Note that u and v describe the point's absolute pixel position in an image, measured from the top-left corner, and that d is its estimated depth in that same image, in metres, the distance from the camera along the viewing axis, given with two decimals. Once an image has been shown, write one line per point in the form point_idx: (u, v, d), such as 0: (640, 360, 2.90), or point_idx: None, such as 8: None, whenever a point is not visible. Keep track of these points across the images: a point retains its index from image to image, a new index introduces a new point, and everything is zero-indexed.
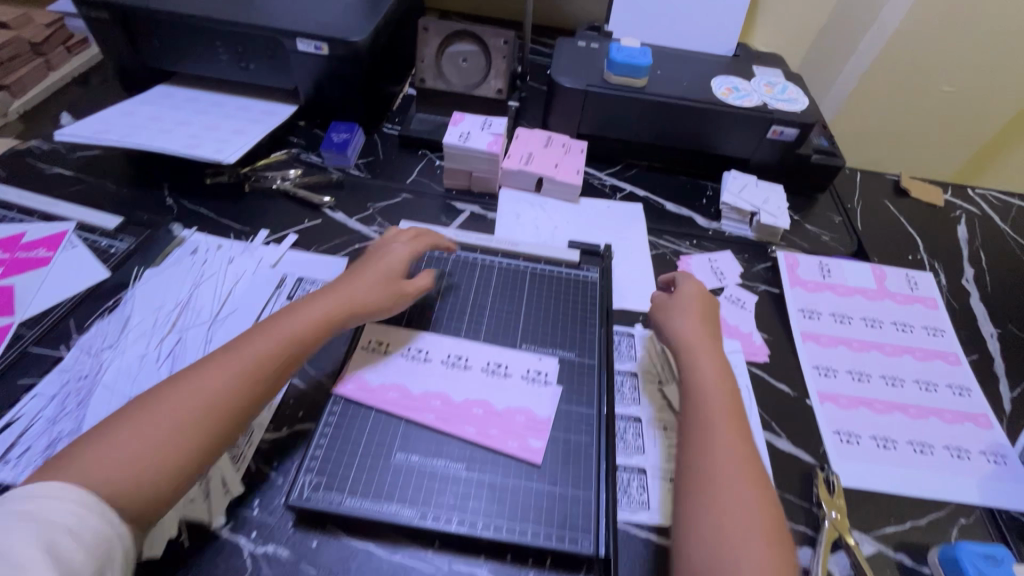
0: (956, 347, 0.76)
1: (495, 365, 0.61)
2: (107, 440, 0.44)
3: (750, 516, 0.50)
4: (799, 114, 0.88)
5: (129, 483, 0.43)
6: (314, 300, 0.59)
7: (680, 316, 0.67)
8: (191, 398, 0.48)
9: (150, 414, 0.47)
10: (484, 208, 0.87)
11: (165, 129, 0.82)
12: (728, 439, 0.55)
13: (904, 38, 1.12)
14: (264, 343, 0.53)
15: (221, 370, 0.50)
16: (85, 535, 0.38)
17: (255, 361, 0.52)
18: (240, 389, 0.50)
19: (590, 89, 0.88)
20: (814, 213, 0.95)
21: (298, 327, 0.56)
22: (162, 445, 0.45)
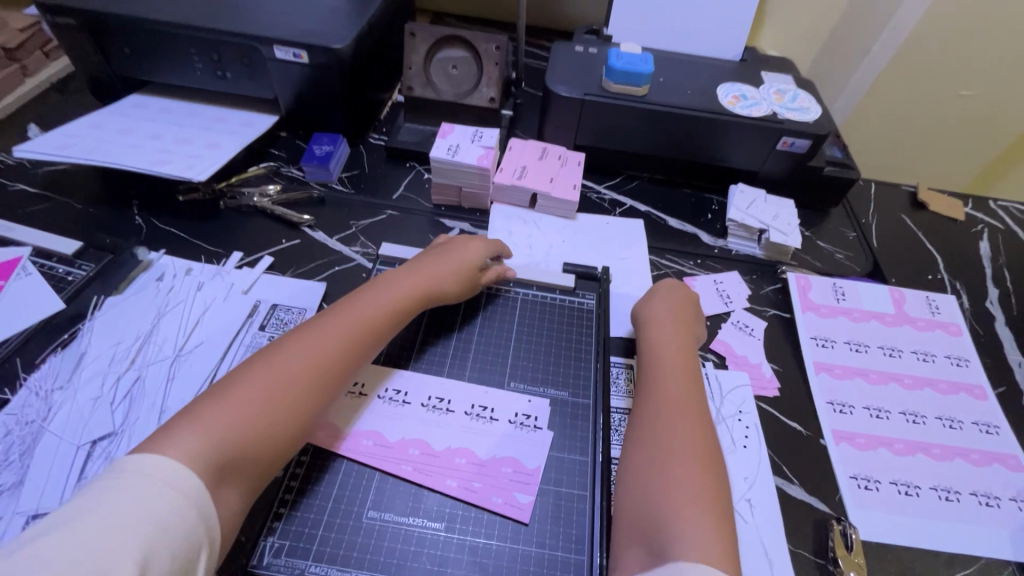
0: (982, 378, 0.71)
1: (480, 409, 0.56)
2: (201, 423, 0.42)
3: (688, 479, 0.47)
4: (812, 124, 0.82)
5: (230, 473, 0.42)
6: (392, 288, 0.59)
7: (649, 301, 0.67)
8: (276, 379, 0.47)
9: (248, 397, 0.45)
10: (474, 225, 0.82)
11: (133, 143, 0.77)
12: (673, 407, 0.54)
13: (921, 39, 1.06)
14: (352, 331, 0.53)
15: (315, 357, 0.50)
16: (181, 531, 0.37)
17: (336, 347, 0.52)
18: (320, 375, 0.50)
19: (588, 98, 0.83)
20: (827, 228, 0.90)
21: (381, 318, 0.56)
22: (259, 433, 0.45)
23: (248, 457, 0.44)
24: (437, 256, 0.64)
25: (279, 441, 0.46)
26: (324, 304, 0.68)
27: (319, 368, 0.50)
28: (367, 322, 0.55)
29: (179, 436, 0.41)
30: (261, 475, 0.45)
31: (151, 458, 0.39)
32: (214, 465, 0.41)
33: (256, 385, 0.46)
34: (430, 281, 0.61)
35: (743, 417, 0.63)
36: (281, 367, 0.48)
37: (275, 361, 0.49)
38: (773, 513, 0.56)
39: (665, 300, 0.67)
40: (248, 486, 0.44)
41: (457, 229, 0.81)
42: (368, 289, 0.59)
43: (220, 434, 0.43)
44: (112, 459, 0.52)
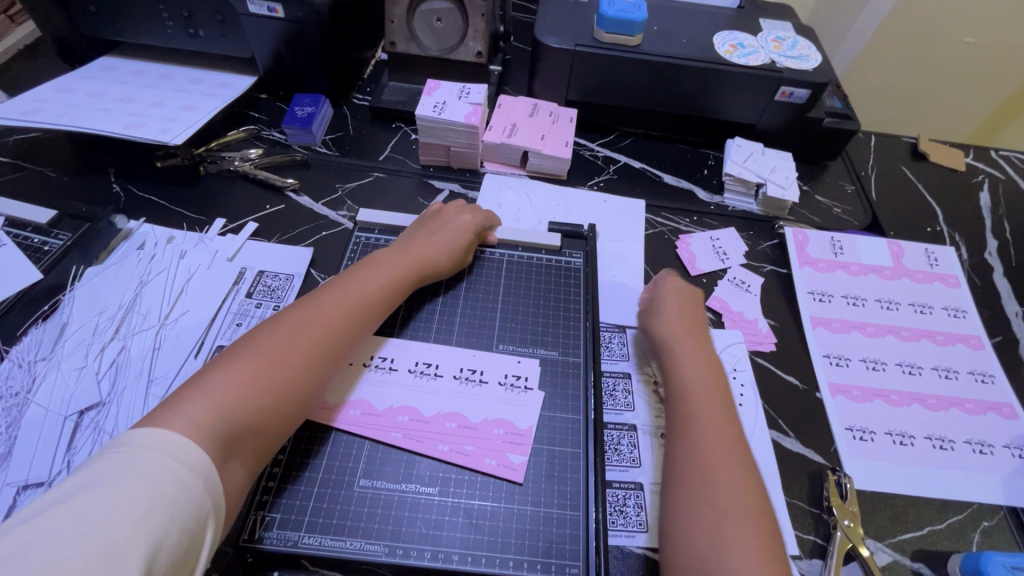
0: (979, 329, 0.70)
1: (469, 372, 0.56)
2: (203, 397, 0.41)
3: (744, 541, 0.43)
4: (812, 73, 0.79)
5: (240, 447, 0.41)
6: (392, 262, 0.58)
7: (661, 319, 0.62)
8: (274, 351, 0.46)
9: (253, 372, 0.44)
10: (464, 186, 0.80)
11: (105, 106, 0.74)
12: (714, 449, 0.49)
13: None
14: (354, 305, 0.53)
15: (318, 332, 0.49)
16: (185, 510, 0.35)
17: (334, 319, 0.51)
18: (320, 345, 0.49)
19: (579, 48, 0.79)
20: (825, 182, 0.88)
21: (384, 294, 0.55)
22: (263, 405, 0.44)
23: (257, 429, 0.43)
24: (434, 231, 0.63)
25: (288, 414, 0.45)
26: (311, 270, 0.67)
27: (324, 344, 0.49)
28: (370, 298, 0.54)
29: (183, 409, 0.40)
30: (265, 451, 0.44)
31: (156, 432, 0.37)
32: (223, 438, 0.40)
33: (261, 360, 0.45)
34: (430, 253, 0.60)
35: (738, 374, 0.63)
36: (286, 343, 0.47)
37: (278, 336, 0.47)
38: (770, 466, 0.56)
39: (677, 313, 0.61)
40: (253, 461, 0.43)
41: (446, 190, 0.79)
42: (366, 265, 0.58)
43: (227, 407, 0.41)
44: (101, 429, 0.51)
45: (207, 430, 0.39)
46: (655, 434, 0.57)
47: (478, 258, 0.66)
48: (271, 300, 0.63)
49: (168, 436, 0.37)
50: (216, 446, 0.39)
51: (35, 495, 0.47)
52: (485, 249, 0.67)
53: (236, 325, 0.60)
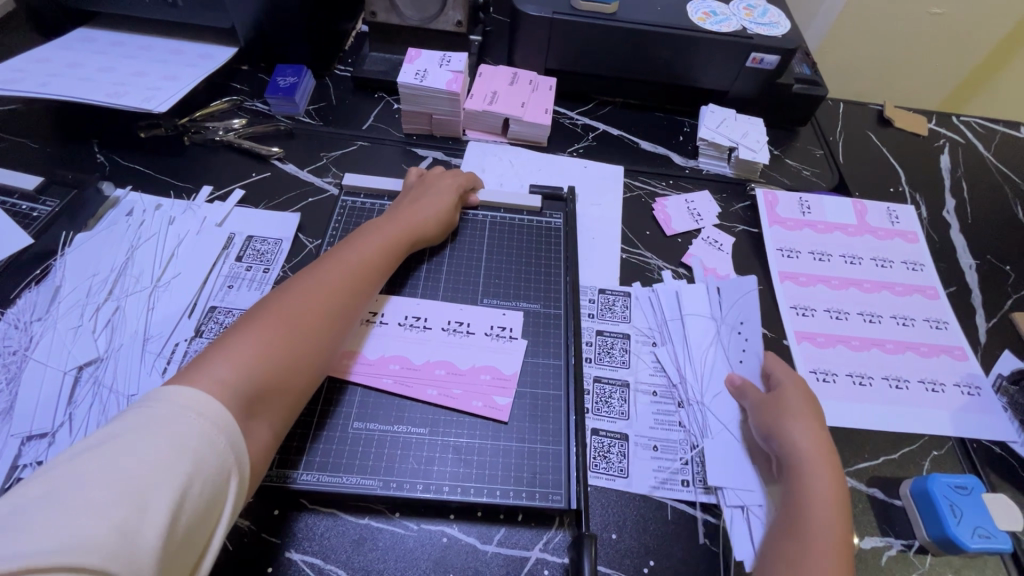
0: (935, 280, 0.75)
1: (457, 325, 0.58)
2: (225, 360, 0.43)
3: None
4: (781, 39, 0.82)
5: (263, 407, 0.44)
6: (385, 228, 0.60)
7: (795, 423, 0.52)
8: (283, 317, 0.48)
9: (269, 339, 0.46)
10: (448, 153, 0.81)
11: (85, 76, 0.74)
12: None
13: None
14: (355, 270, 0.54)
15: (323, 297, 0.51)
16: (209, 463, 0.36)
17: (337, 284, 0.52)
18: (326, 309, 0.50)
19: (557, 16, 0.81)
20: (796, 147, 0.91)
21: (381, 259, 0.57)
22: (279, 367, 0.46)
23: (278, 389, 0.45)
24: (426, 197, 0.64)
25: (305, 374, 0.48)
26: (300, 235, 0.68)
27: (330, 308, 0.51)
28: (369, 264, 0.56)
29: (205, 372, 0.41)
30: (286, 412, 0.46)
31: (179, 389, 0.39)
32: (247, 397, 0.42)
33: (274, 326, 0.47)
34: (420, 216, 0.62)
35: (743, 328, 0.63)
36: (293, 309, 0.49)
37: (286, 304, 0.49)
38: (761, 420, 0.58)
39: (811, 422, 0.53)
40: (276, 418, 0.45)
41: (430, 157, 0.81)
42: (359, 233, 0.59)
43: (248, 369, 0.43)
44: (100, 383, 0.53)
45: (229, 391, 0.41)
46: (645, 392, 0.60)
47: (465, 223, 0.68)
48: (261, 263, 0.65)
49: (193, 395, 0.39)
50: (240, 406, 0.41)
51: (39, 446, 0.49)
52: (471, 214, 0.69)
53: (227, 287, 0.62)
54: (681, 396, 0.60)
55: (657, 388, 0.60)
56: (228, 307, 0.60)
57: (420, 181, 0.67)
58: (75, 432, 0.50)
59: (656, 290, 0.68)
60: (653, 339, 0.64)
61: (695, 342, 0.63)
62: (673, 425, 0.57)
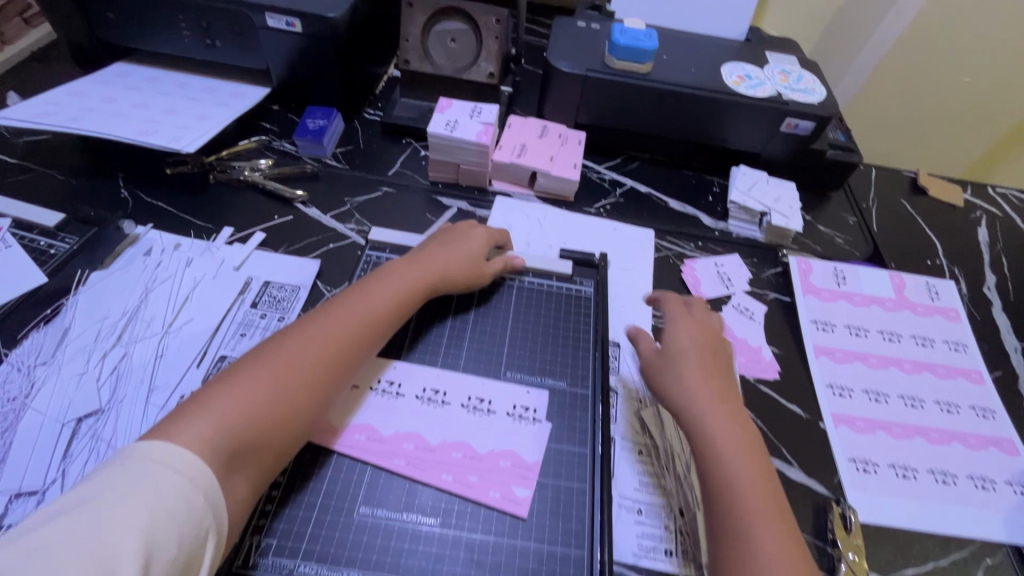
0: (980, 364, 0.71)
1: (477, 401, 0.55)
2: (212, 409, 0.41)
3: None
4: (817, 106, 0.81)
5: (244, 461, 0.41)
6: (400, 276, 0.57)
7: (679, 375, 0.55)
8: (281, 362, 0.46)
9: (256, 391, 0.43)
10: (473, 204, 0.80)
11: (118, 112, 0.74)
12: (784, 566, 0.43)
13: (933, 10, 1.06)
14: (360, 321, 0.51)
15: (322, 348, 0.48)
16: (185, 525, 0.34)
17: (345, 330, 0.50)
18: (329, 355, 0.48)
19: (589, 74, 0.81)
20: (827, 212, 0.89)
21: (390, 309, 0.54)
22: (270, 417, 0.43)
23: (261, 446, 0.42)
24: (444, 247, 0.62)
25: (294, 431, 0.44)
26: (318, 282, 0.66)
27: (329, 361, 0.48)
28: (375, 313, 0.53)
29: (190, 421, 0.40)
30: (274, 468, 0.44)
31: (158, 445, 0.37)
32: (227, 450, 0.40)
33: (264, 378, 0.44)
34: (437, 267, 0.60)
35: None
36: (287, 360, 0.46)
37: (282, 355, 0.46)
38: None
39: (697, 366, 0.56)
40: (258, 474, 0.42)
41: (455, 207, 0.79)
42: (370, 280, 0.56)
43: (234, 419, 0.41)
44: (99, 438, 0.50)
45: (210, 444, 0.39)
46: (630, 450, 0.57)
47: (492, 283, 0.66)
48: (277, 311, 0.63)
49: (171, 451, 0.37)
50: (218, 459, 0.39)
51: (27, 505, 0.46)
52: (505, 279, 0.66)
53: (240, 335, 0.60)
54: (662, 458, 0.57)
55: (641, 446, 0.58)
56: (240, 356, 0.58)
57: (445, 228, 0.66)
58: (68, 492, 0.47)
59: None
60: (642, 398, 0.61)
61: None
62: (658, 491, 0.55)
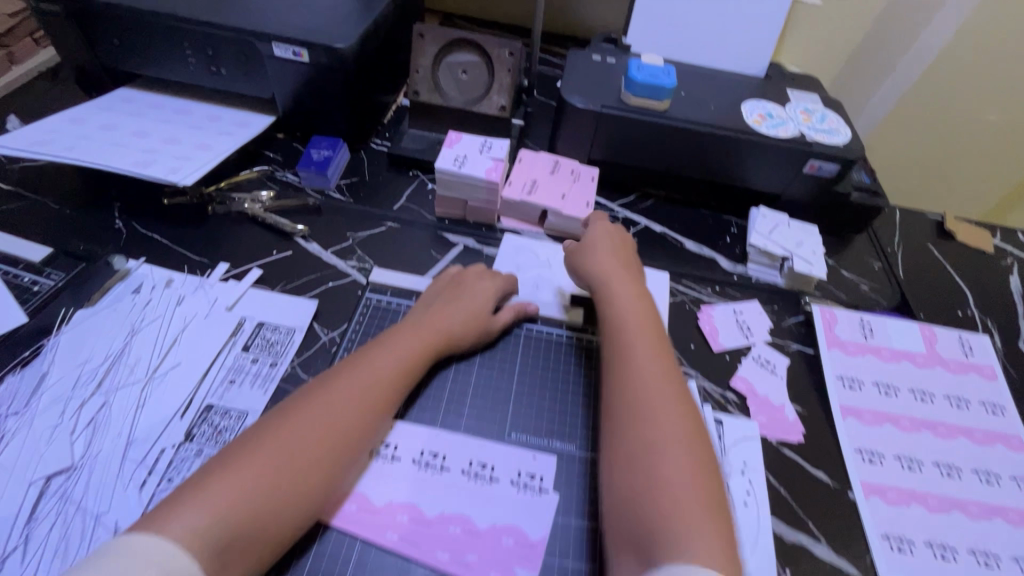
0: (1020, 429, 0.65)
1: (479, 467, 0.51)
2: (206, 497, 0.38)
3: (683, 482, 0.44)
4: (843, 148, 0.77)
5: (239, 556, 0.38)
6: (412, 338, 0.54)
7: (592, 255, 0.64)
8: (284, 441, 0.43)
9: (256, 477, 0.40)
10: (480, 242, 0.77)
11: (117, 140, 0.71)
12: (660, 390, 0.50)
13: (957, 49, 1.04)
14: (371, 393, 0.48)
15: (329, 426, 0.45)
16: None
17: (354, 401, 0.47)
18: (336, 431, 0.45)
19: (605, 110, 0.78)
20: (851, 257, 0.85)
21: (402, 377, 0.51)
22: (269, 505, 0.40)
23: (257, 538, 0.39)
24: (458, 303, 0.59)
25: (294, 518, 0.42)
26: (315, 324, 0.63)
27: (336, 439, 0.45)
28: (386, 382, 0.50)
29: (181, 513, 0.37)
30: (270, 556, 0.41)
31: (146, 539, 0.35)
32: (219, 545, 0.37)
33: (265, 462, 0.41)
34: (450, 326, 0.57)
35: (747, 471, 0.58)
36: (292, 440, 0.43)
37: (285, 433, 0.43)
38: None
39: (614, 271, 0.61)
40: (254, 565, 0.39)
41: (461, 244, 0.76)
42: (381, 342, 0.54)
43: (229, 509, 0.38)
44: (68, 498, 0.47)
45: (201, 540, 0.36)
46: None
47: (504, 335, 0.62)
48: (270, 355, 0.59)
49: (158, 549, 0.35)
50: (210, 557, 0.36)
51: None
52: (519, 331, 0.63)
53: (228, 382, 0.56)
54: None
55: None
56: (227, 406, 0.55)
57: (457, 278, 0.62)
58: (30, 560, 0.43)
59: None
60: None
61: None
62: None
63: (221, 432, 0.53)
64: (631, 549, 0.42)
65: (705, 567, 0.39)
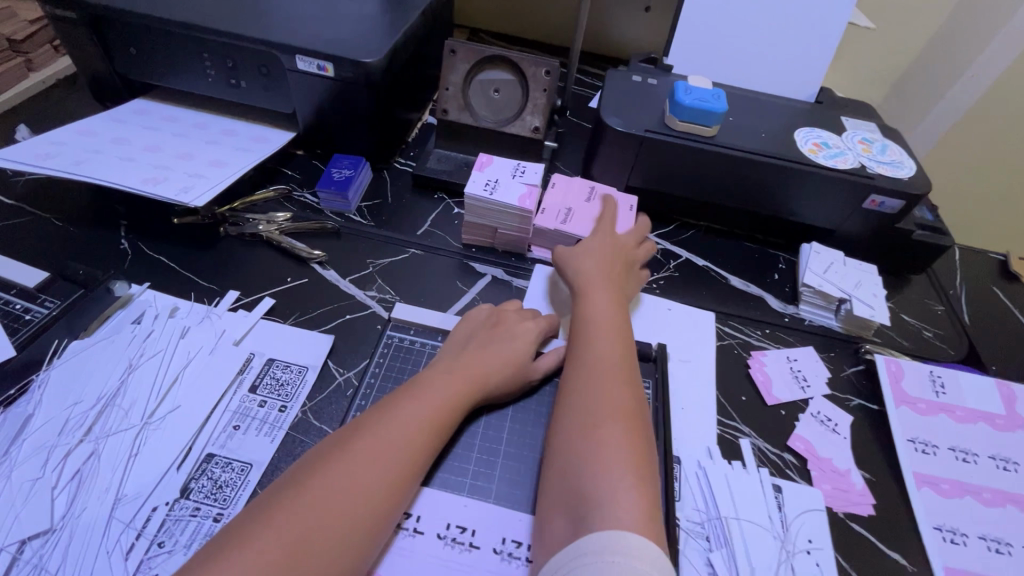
0: None
1: (511, 546, 0.45)
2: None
3: (616, 448, 0.44)
4: (907, 182, 0.71)
5: None
6: (443, 391, 0.48)
7: (580, 263, 0.63)
8: (300, 521, 0.37)
9: (260, 572, 0.34)
10: (509, 272, 0.71)
11: (127, 155, 0.67)
12: (607, 363, 0.51)
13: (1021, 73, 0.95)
14: (396, 457, 0.42)
15: (345, 502, 0.38)
16: None
17: (378, 469, 0.41)
18: (359, 506, 0.39)
19: (648, 135, 0.72)
20: (911, 299, 0.78)
21: (428, 438, 0.45)
22: None
23: None
24: (492, 349, 0.53)
25: None
26: (330, 362, 0.57)
27: (353, 516, 0.38)
28: (409, 444, 0.43)
29: None
30: None
31: None
32: None
33: (269, 551, 0.35)
34: (480, 377, 0.51)
35: (814, 550, 0.51)
36: (302, 523, 0.36)
37: (295, 514, 0.37)
38: None
39: (597, 281, 0.60)
40: None
41: (489, 275, 0.70)
42: (408, 394, 0.47)
43: None
44: (42, 569, 0.41)
45: None
46: None
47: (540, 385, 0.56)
48: (279, 398, 0.53)
49: None
50: None
51: None
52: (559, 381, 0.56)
53: (232, 429, 0.50)
54: None
55: None
56: (229, 456, 0.49)
57: (495, 321, 0.56)
58: None
59: (707, 465, 0.55)
60: (709, 536, 0.51)
61: (759, 553, 0.50)
62: None
63: (222, 488, 0.47)
64: (562, 511, 0.43)
65: (621, 525, 0.39)
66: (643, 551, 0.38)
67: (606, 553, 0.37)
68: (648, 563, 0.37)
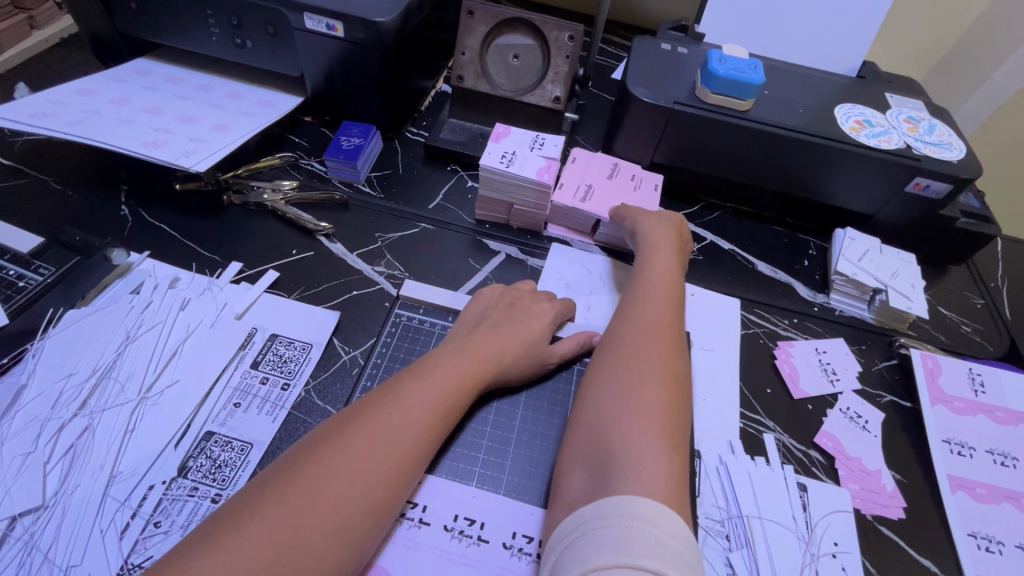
0: None
1: (523, 541, 0.42)
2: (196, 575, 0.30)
3: (646, 411, 0.41)
4: (956, 165, 0.66)
5: None
6: (453, 369, 0.46)
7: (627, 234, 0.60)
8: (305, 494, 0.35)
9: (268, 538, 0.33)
10: (524, 250, 0.67)
11: (126, 117, 0.64)
12: (645, 334, 0.48)
13: None
14: (405, 432, 0.40)
15: (358, 475, 0.37)
16: None
17: (386, 443, 0.39)
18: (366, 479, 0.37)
19: (677, 107, 0.68)
20: (950, 291, 0.73)
21: (438, 418, 0.43)
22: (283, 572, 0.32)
23: None
24: (505, 330, 0.50)
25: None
26: (335, 340, 0.54)
27: (358, 492, 0.37)
28: (421, 420, 0.41)
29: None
30: None
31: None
32: None
33: (275, 522, 0.33)
34: (492, 359, 0.48)
35: (840, 554, 0.48)
36: (316, 488, 0.35)
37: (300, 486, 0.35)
38: None
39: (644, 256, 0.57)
40: None
41: (503, 252, 0.67)
42: (417, 369, 0.45)
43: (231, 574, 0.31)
44: (33, 547, 0.40)
45: None
46: None
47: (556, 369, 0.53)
48: (281, 375, 0.51)
49: None
50: None
51: None
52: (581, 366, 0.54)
53: (233, 406, 0.48)
54: None
55: None
56: (228, 435, 0.47)
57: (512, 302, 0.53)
58: None
59: (729, 460, 0.52)
60: (730, 535, 0.48)
61: (781, 555, 0.47)
62: None
63: (219, 468, 0.45)
64: (586, 478, 0.40)
65: (642, 489, 0.36)
66: (664, 519, 0.35)
67: (614, 520, 0.35)
68: (665, 532, 0.34)
